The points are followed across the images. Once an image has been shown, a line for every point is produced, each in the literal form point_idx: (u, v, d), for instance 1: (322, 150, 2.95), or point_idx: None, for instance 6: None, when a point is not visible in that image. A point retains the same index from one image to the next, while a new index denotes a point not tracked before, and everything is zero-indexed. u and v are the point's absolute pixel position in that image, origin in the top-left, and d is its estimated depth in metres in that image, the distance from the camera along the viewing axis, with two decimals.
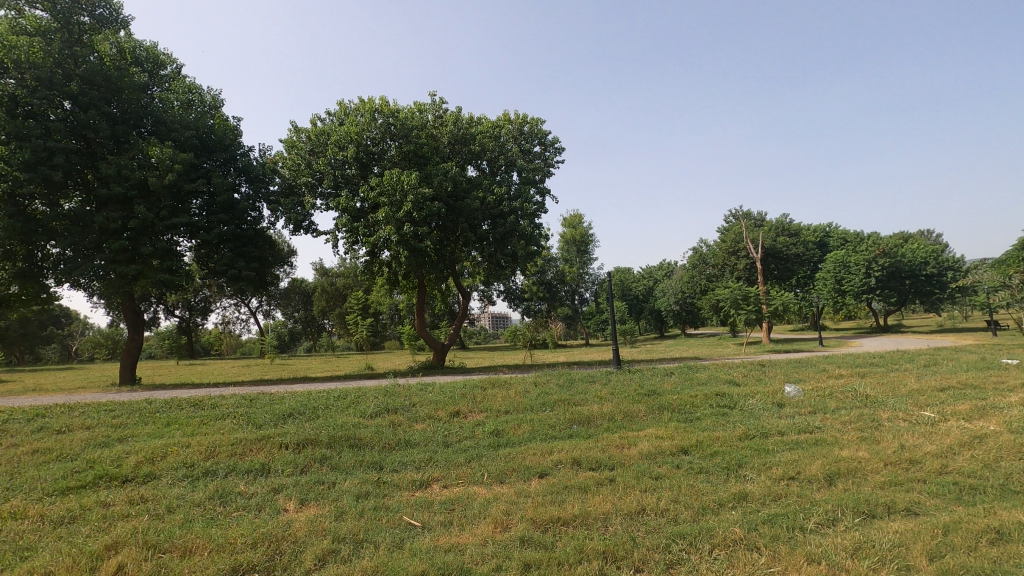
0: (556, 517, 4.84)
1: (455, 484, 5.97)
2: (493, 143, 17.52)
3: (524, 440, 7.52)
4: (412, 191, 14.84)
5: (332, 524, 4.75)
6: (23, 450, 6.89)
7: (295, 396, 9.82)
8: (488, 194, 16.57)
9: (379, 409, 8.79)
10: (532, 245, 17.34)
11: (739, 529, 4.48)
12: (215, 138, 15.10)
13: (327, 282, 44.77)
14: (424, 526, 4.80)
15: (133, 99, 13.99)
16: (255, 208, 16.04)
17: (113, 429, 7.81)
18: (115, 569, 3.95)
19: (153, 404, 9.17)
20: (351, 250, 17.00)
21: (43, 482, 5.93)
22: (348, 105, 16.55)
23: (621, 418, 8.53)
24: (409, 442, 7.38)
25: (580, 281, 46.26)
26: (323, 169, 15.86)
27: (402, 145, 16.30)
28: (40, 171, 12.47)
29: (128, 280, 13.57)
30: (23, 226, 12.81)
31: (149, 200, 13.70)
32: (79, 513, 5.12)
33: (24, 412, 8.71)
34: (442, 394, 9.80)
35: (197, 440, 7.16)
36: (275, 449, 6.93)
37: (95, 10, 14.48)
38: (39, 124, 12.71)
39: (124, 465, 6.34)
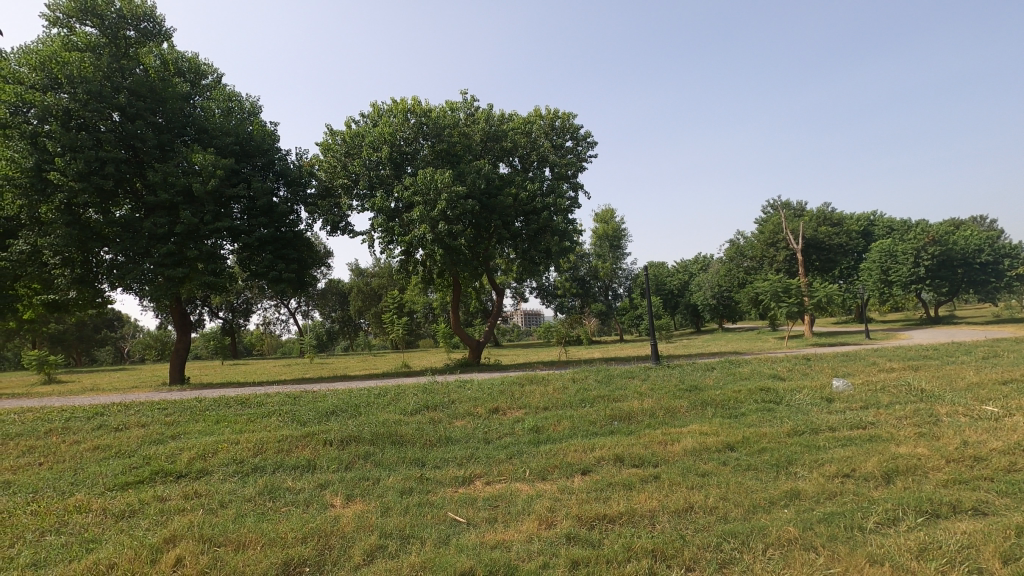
0: (602, 513, 4.78)
1: (497, 481, 5.96)
2: (524, 139, 17.50)
3: (565, 436, 7.47)
4: (446, 189, 14.94)
5: (379, 520, 4.80)
6: (84, 446, 7.22)
7: (337, 394, 10.02)
8: (521, 190, 16.56)
9: (419, 406, 8.86)
10: (566, 241, 17.19)
11: (794, 528, 4.32)
12: (254, 144, 15.51)
13: (363, 282, 45.67)
14: (469, 523, 4.80)
15: (178, 109, 14.50)
16: (294, 211, 16.39)
17: (167, 426, 8.09)
18: (174, 561, 4.09)
19: (203, 402, 9.49)
20: (387, 250, 17.21)
21: (104, 477, 6.19)
22: (381, 106, 16.82)
23: (663, 414, 8.38)
24: (450, 439, 7.41)
25: (613, 277, 45.93)
26: (358, 170, 16.12)
27: (434, 145, 16.44)
28: (93, 181, 13.04)
29: (176, 283, 14.08)
30: (79, 234, 13.44)
31: (194, 205, 14.20)
32: (138, 507, 5.32)
33: (84, 410, 9.15)
34: (480, 391, 9.82)
35: (245, 436, 7.35)
36: (320, 446, 7.05)
37: (141, 23, 15.07)
38: (91, 136, 13.22)
39: (179, 461, 6.57)
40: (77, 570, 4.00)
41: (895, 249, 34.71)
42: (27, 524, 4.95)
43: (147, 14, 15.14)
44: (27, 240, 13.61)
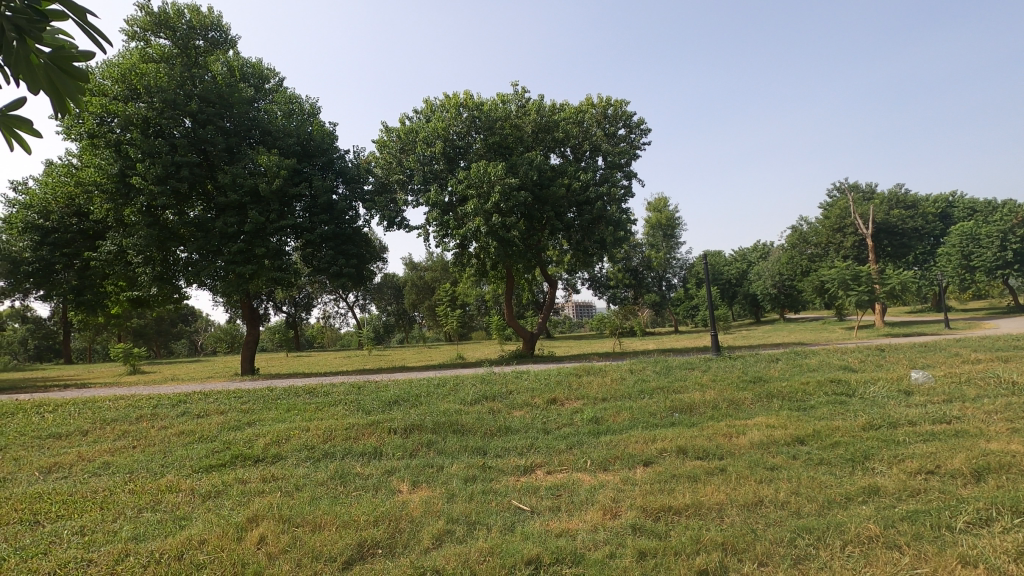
0: (668, 505, 4.71)
1: (559, 470, 5.99)
2: (576, 129, 17.32)
3: (625, 427, 7.41)
4: (499, 181, 15.04)
5: (446, 506, 4.92)
6: (171, 431, 7.76)
7: (399, 384, 10.32)
8: (573, 180, 16.45)
9: (477, 396, 9.00)
10: (620, 231, 16.94)
11: (875, 525, 4.12)
12: (314, 144, 16.08)
13: (416, 276, 46.71)
14: (533, 511, 4.85)
15: (243, 113, 15.21)
16: (353, 208, 16.91)
17: (243, 414, 8.57)
18: (258, 539, 4.35)
19: (274, 391, 9.99)
20: (442, 244, 17.50)
21: (191, 460, 6.64)
22: (434, 102, 17.08)
23: (726, 406, 8.16)
24: (510, 429, 7.49)
25: (667, 266, 44.95)
26: (413, 166, 16.45)
27: (486, 137, 16.55)
28: (169, 184, 13.93)
29: (246, 279, 14.86)
30: (159, 234, 14.38)
31: (261, 205, 14.92)
32: (222, 488, 5.69)
33: (169, 398, 9.82)
34: (538, 381, 9.88)
35: (315, 424, 7.69)
36: (385, 434, 7.29)
37: (209, 33, 15.88)
38: (167, 142, 14.09)
39: (256, 446, 6.96)
40: (173, 544, 4.32)
41: (978, 232, 32.24)
42: (127, 501, 5.39)
43: (214, 24, 15.94)
44: (114, 241, 14.69)
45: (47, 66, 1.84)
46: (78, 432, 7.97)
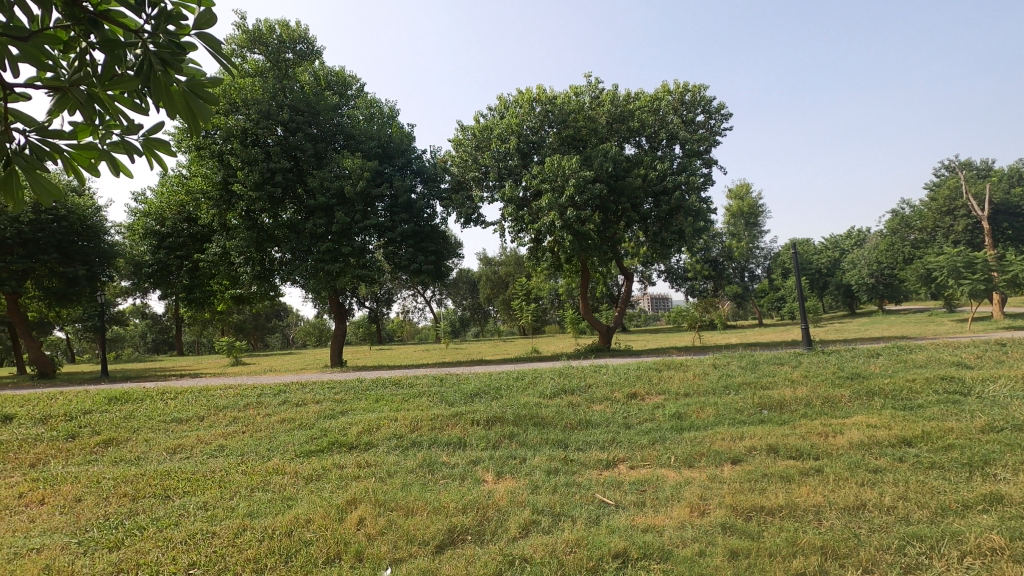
0: (760, 505, 4.56)
1: (642, 466, 5.93)
2: (652, 118, 16.87)
3: (710, 424, 7.20)
4: (574, 175, 14.97)
5: (531, 497, 5.02)
6: (275, 419, 8.41)
7: (479, 377, 10.58)
8: (650, 170, 16.07)
9: (557, 390, 9.06)
10: (700, 220, 16.36)
11: (999, 536, 3.78)
12: (394, 145, 16.72)
13: (490, 271, 47.51)
14: (618, 505, 4.85)
15: (329, 119, 16.09)
16: (430, 206, 17.44)
17: (336, 403, 9.13)
18: (358, 520, 4.66)
19: (363, 383, 10.56)
20: (517, 238, 17.68)
21: (293, 445, 7.19)
22: (507, 98, 17.24)
23: (821, 404, 7.71)
24: (591, 423, 7.50)
25: (750, 256, 42.79)
26: (488, 163, 16.68)
27: (560, 131, 16.51)
28: (266, 189, 15.01)
29: (334, 276, 15.70)
30: (257, 236, 15.53)
31: (346, 206, 15.72)
32: (322, 472, 6.11)
33: (270, 388, 10.64)
34: (617, 375, 9.81)
35: (402, 414, 8.06)
36: (468, 425, 7.52)
37: (297, 45, 16.91)
38: (262, 150, 15.17)
39: (349, 434, 7.40)
40: (283, 522, 4.71)
41: None
42: (240, 481, 5.93)
43: (302, 37, 16.98)
44: (219, 243, 16.01)
45: (186, 93, 2.03)
46: (196, 417, 8.83)
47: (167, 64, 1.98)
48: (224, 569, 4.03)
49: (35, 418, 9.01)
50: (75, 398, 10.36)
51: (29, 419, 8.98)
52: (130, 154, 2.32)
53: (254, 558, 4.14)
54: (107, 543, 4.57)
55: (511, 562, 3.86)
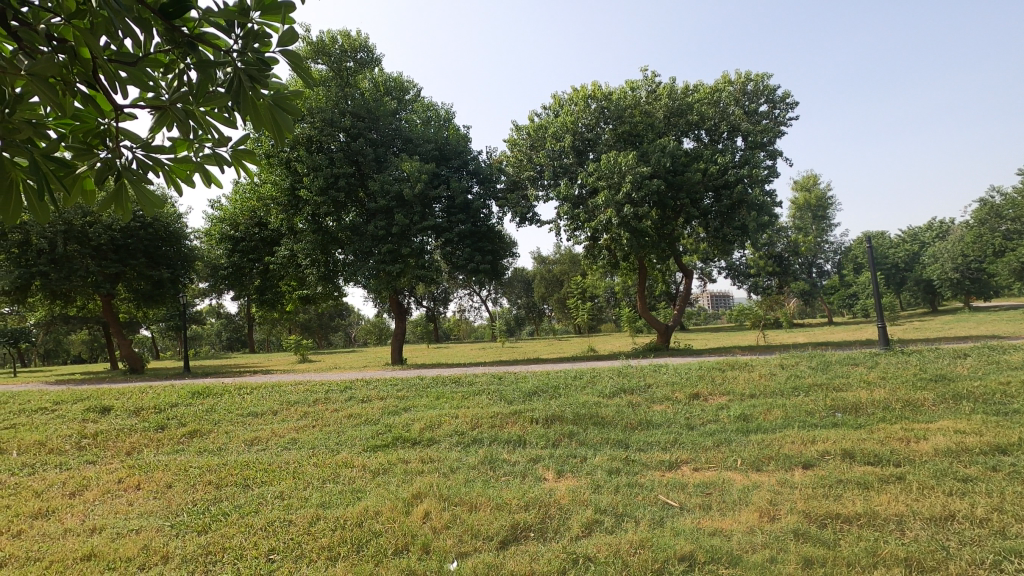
0: (836, 512, 4.35)
1: (707, 468, 5.80)
2: (712, 110, 16.37)
3: (778, 427, 6.94)
4: (631, 171, 14.72)
5: (593, 496, 5.01)
6: (342, 414, 8.78)
7: (537, 375, 10.64)
8: (710, 164, 15.62)
9: (616, 389, 8.98)
10: (765, 215, 15.73)
11: None
12: (451, 147, 17.04)
13: (545, 269, 47.60)
14: (682, 507, 4.76)
15: (387, 124, 16.57)
16: (487, 206, 17.65)
17: (399, 400, 9.42)
18: (423, 514, 4.80)
19: (424, 380, 10.84)
20: (574, 237, 17.59)
21: (360, 440, 7.48)
22: (562, 96, 17.21)
23: (902, 407, 7.27)
24: (652, 423, 7.39)
25: (817, 251, 41.42)
26: (543, 162, 16.69)
27: (616, 127, 16.27)
28: (330, 194, 15.63)
29: (394, 276, 16.15)
30: (322, 239, 16.21)
31: (405, 208, 16.14)
32: (388, 466, 6.33)
33: (336, 384, 11.11)
34: (678, 375, 9.61)
35: (463, 411, 8.22)
36: (528, 423, 7.58)
37: (358, 54, 17.51)
38: (326, 156, 15.80)
39: (413, 430, 7.62)
40: (353, 513, 4.90)
41: None
42: (312, 472, 6.24)
43: (362, 45, 17.57)
44: (288, 246, 16.81)
45: (272, 106, 2.13)
46: (271, 411, 9.35)
47: (255, 80, 2.08)
48: (302, 555, 4.27)
49: (129, 410, 9.80)
50: (164, 392, 11.18)
51: (124, 411, 9.77)
52: (222, 164, 2.49)
53: (328, 547, 4.36)
54: (197, 527, 4.93)
55: (574, 560, 3.87)
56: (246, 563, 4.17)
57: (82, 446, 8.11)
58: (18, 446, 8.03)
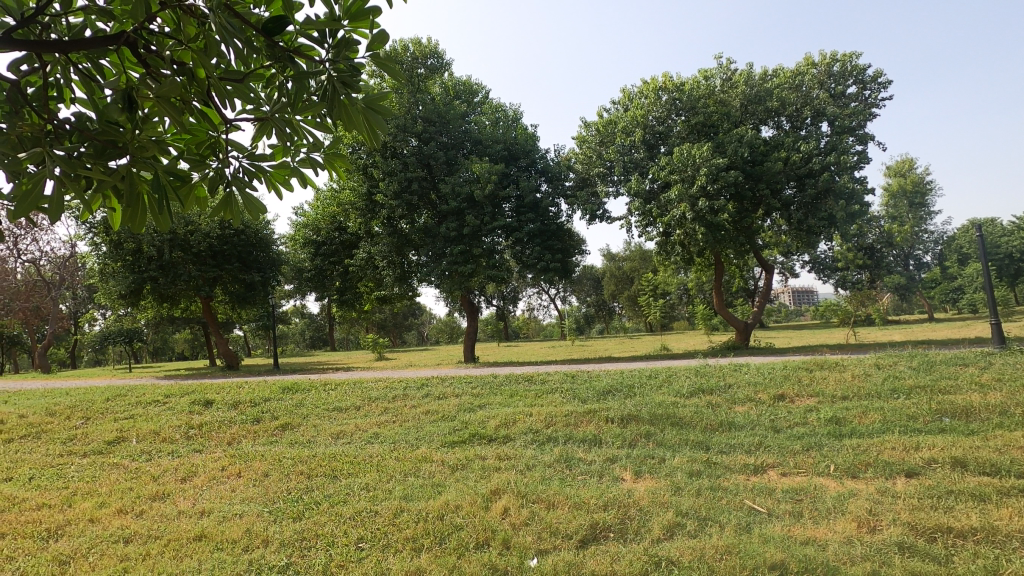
0: (947, 525, 4.00)
1: (796, 473, 5.50)
2: (794, 94, 15.48)
3: (875, 431, 6.46)
4: (706, 163, 14.20)
5: (673, 498, 4.89)
6: (420, 410, 9.07)
7: (610, 374, 10.50)
8: (792, 152, 14.80)
9: (694, 389, 8.70)
10: (856, 204, 14.69)
11: None
12: (519, 147, 17.16)
13: (615, 267, 46.90)
14: (770, 513, 4.54)
15: (457, 127, 16.89)
16: (555, 204, 17.65)
17: (473, 397, 9.61)
18: (502, 510, 4.87)
19: (497, 378, 10.98)
20: (645, 233, 17.21)
21: (438, 435, 7.70)
22: (631, 90, 16.90)
23: (1021, 412, 6.56)
24: (734, 425, 7.10)
25: (914, 241, 38.18)
26: (613, 157, 16.43)
27: (689, 118, 15.74)
28: (404, 198, 16.18)
29: (466, 276, 16.45)
30: (397, 241, 16.80)
31: (476, 209, 16.40)
32: (467, 461, 6.48)
33: (413, 381, 11.50)
34: (761, 375, 9.17)
35: (537, 410, 8.26)
36: (603, 422, 7.50)
37: (428, 60, 18.10)
38: (400, 161, 16.36)
39: (488, 427, 7.75)
40: (435, 506, 5.06)
41: None
42: (394, 466, 6.49)
43: (432, 52, 18.14)
44: (365, 249, 17.57)
45: (363, 109, 2.19)
46: (354, 406, 9.83)
47: (348, 85, 2.15)
48: (388, 544, 4.46)
49: (228, 403, 10.62)
50: (258, 387, 12.03)
51: (224, 404, 10.59)
52: (316, 167, 2.61)
53: (413, 538, 4.52)
54: (292, 514, 5.27)
55: (657, 563, 3.80)
56: (338, 550, 4.41)
57: (190, 435, 8.87)
58: (136, 435, 8.90)
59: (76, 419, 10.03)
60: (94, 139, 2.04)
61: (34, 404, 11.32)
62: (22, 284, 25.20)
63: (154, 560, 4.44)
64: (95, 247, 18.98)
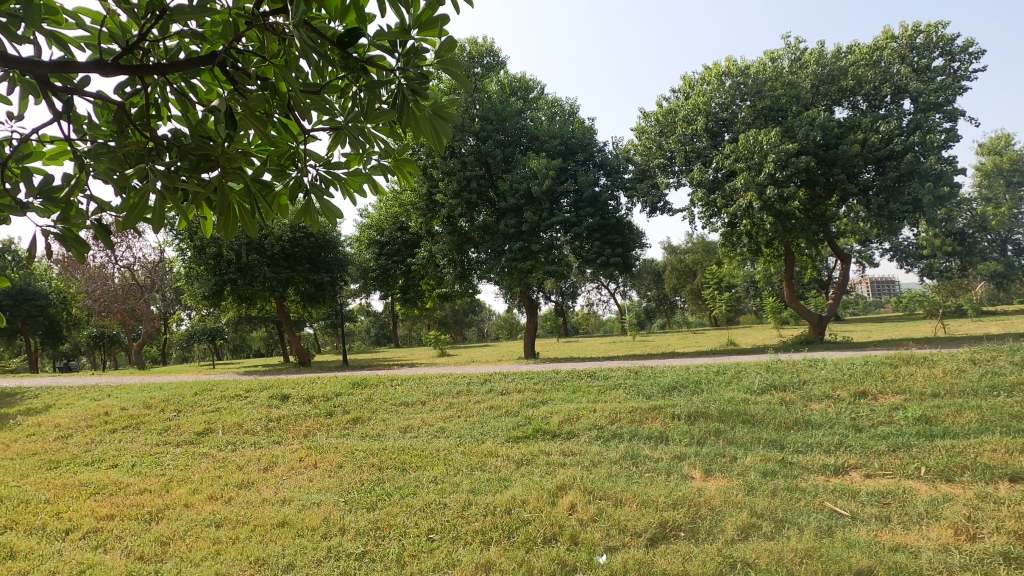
0: None
1: (882, 475, 5.19)
2: (872, 71, 14.51)
3: (972, 432, 5.98)
4: (774, 149, 13.56)
5: (747, 498, 4.72)
6: (484, 405, 9.20)
7: (676, 370, 10.24)
8: (870, 133, 13.87)
9: (765, 385, 8.35)
10: (944, 185, 13.60)
11: None
12: (576, 141, 17.03)
13: (676, 260, 45.65)
14: (854, 517, 4.30)
15: (514, 124, 16.95)
16: (615, 197, 17.40)
17: (536, 393, 9.64)
18: (569, 505, 4.88)
19: (559, 374, 10.96)
20: (710, 224, 16.66)
21: (502, 430, 7.79)
22: (692, 77, 16.39)
23: None
24: (811, 423, 6.76)
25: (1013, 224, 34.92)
26: (673, 147, 15.99)
27: (754, 103, 15.07)
28: (463, 196, 16.42)
29: (525, 272, 16.47)
30: (457, 240, 17.07)
31: (534, 205, 16.40)
32: (531, 457, 6.51)
33: (477, 377, 11.67)
34: (839, 371, 8.67)
35: (600, 406, 8.18)
36: (669, 419, 7.33)
37: (484, 59, 18.30)
38: (458, 160, 16.61)
39: (552, 422, 7.75)
40: (502, 500, 5.12)
41: None
42: (461, 460, 6.62)
43: (487, 51, 18.34)
44: (427, 248, 17.96)
45: (431, 116, 2.23)
46: (420, 401, 10.10)
47: (417, 93, 2.19)
48: (458, 536, 4.57)
49: (303, 398, 11.18)
50: (329, 382, 12.59)
51: (299, 398, 11.17)
52: (387, 172, 2.69)
53: (481, 531, 4.61)
54: (366, 504, 5.49)
55: (732, 564, 3.69)
56: (410, 540, 4.55)
57: (270, 428, 9.41)
58: (222, 427, 9.54)
59: (170, 412, 10.87)
60: (191, 154, 2.21)
61: (133, 397, 12.36)
62: (120, 287, 27.52)
63: (242, 543, 4.75)
64: (181, 252, 20.44)
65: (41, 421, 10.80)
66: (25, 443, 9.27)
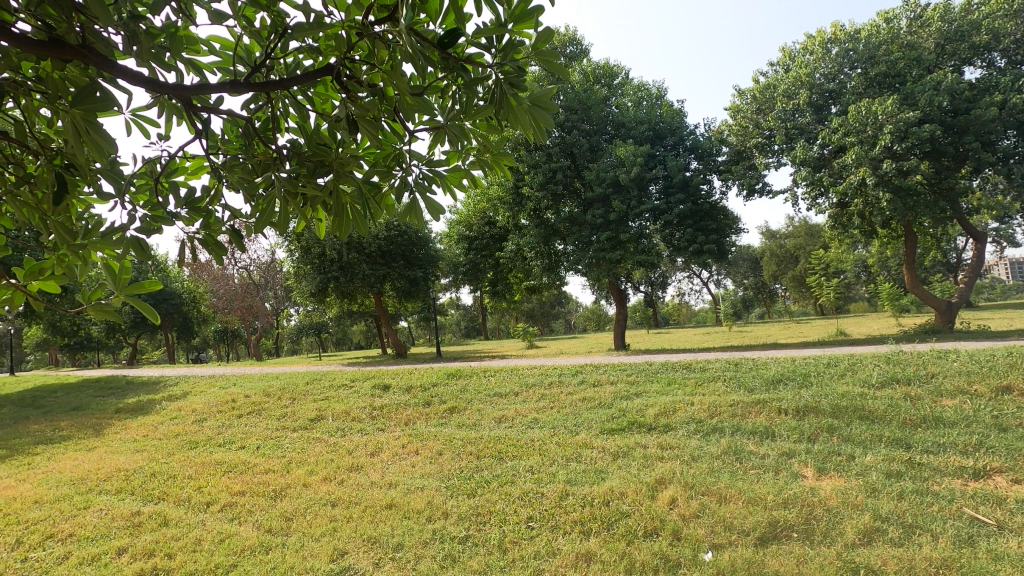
0: None
1: None
2: (1011, 23, 12.75)
3: None
4: (891, 118, 12.27)
5: (869, 500, 4.36)
6: (577, 397, 9.20)
7: (780, 361, 9.65)
8: (1011, 93, 12.20)
9: (885, 378, 7.66)
10: None
11: None
12: (665, 125, 16.45)
13: (776, 245, 42.92)
14: (1001, 527, 3.85)
15: (599, 112, 16.68)
16: (708, 182, 16.63)
17: (629, 385, 9.49)
18: (670, 500, 4.76)
19: (653, 365, 10.70)
20: (816, 205, 15.46)
21: (596, 422, 7.74)
22: (793, 48, 15.29)
23: None
24: (942, 421, 6.11)
25: None
26: (772, 125, 14.97)
27: (866, 70, 13.74)
28: (549, 188, 16.42)
29: (614, 262, 16.16)
30: (544, 232, 17.09)
31: (622, 194, 16.03)
32: (627, 449, 6.42)
33: (567, 368, 11.67)
34: (976, 362, 7.75)
35: (698, 398, 7.91)
36: (775, 415, 6.92)
37: (568, 49, 18.18)
38: (544, 152, 16.62)
39: (648, 415, 7.59)
40: (599, 492, 5.10)
41: None
42: (556, 451, 6.67)
43: (570, 40, 18.19)
44: (514, 241, 18.18)
45: (529, 106, 2.22)
46: (512, 392, 10.29)
47: (514, 86, 2.19)
48: (557, 526, 4.62)
49: (402, 388, 11.75)
50: (426, 373, 13.14)
51: (399, 388, 11.77)
52: (484, 166, 2.74)
53: (580, 521, 4.62)
54: (466, 490, 5.69)
55: (855, 570, 3.43)
56: (510, 527, 4.67)
57: (374, 415, 10.01)
58: (332, 414, 10.27)
59: (286, 399, 11.87)
60: (307, 161, 2.36)
61: (254, 386, 13.60)
62: (240, 287, 30.38)
63: (356, 522, 5.10)
64: (290, 253, 22.17)
65: (180, 407, 12.19)
66: (169, 425, 10.53)
